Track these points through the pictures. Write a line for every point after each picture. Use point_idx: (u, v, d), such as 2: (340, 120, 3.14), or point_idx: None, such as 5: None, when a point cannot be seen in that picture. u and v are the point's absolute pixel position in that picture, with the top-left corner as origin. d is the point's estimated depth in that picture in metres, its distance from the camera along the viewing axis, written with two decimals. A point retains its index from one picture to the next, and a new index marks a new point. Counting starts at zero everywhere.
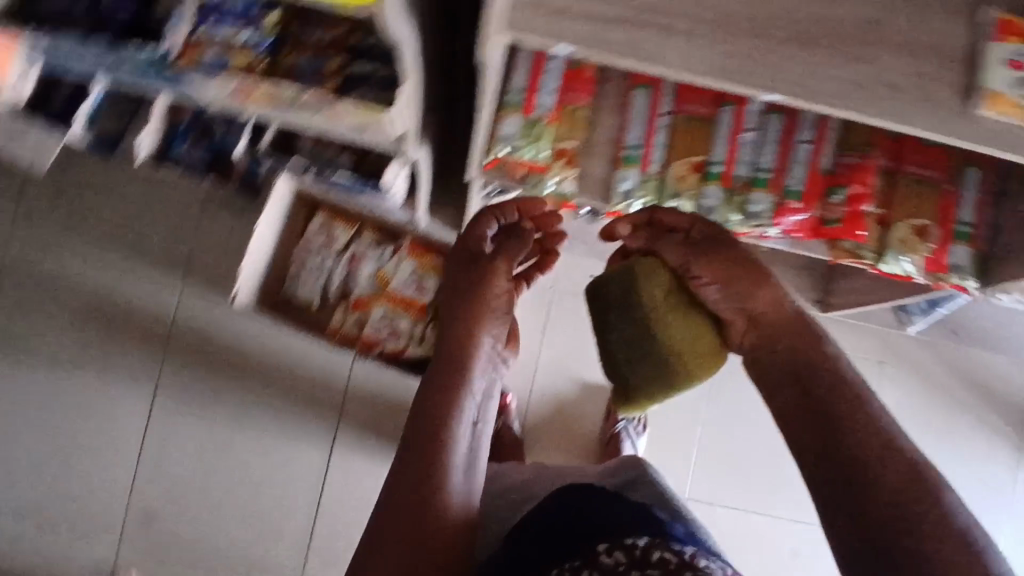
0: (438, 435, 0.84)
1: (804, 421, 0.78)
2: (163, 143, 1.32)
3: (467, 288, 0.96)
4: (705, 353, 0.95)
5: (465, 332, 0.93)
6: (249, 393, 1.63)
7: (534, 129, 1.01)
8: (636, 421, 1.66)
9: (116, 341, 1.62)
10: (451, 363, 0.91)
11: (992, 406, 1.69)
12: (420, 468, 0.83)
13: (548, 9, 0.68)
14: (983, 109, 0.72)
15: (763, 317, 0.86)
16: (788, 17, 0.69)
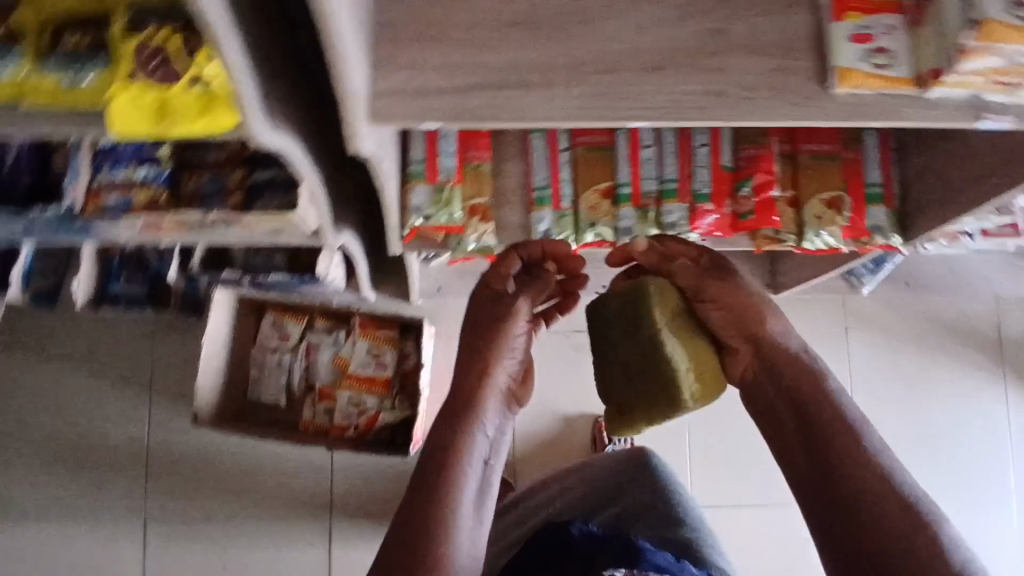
0: (445, 472, 0.87)
1: (805, 444, 0.84)
2: (100, 283, 1.35)
3: (483, 328, 0.99)
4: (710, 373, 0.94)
5: (480, 372, 0.96)
6: (238, 507, 1.59)
7: (443, 195, 1.08)
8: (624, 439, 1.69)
9: (92, 486, 1.58)
10: (467, 402, 0.94)
11: (977, 351, 1.63)
12: (424, 502, 0.85)
13: (411, 96, 0.77)
14: (837, 87, 0.77)
15: (764, 343, 0.91)
16: (633, 51, 0.78)
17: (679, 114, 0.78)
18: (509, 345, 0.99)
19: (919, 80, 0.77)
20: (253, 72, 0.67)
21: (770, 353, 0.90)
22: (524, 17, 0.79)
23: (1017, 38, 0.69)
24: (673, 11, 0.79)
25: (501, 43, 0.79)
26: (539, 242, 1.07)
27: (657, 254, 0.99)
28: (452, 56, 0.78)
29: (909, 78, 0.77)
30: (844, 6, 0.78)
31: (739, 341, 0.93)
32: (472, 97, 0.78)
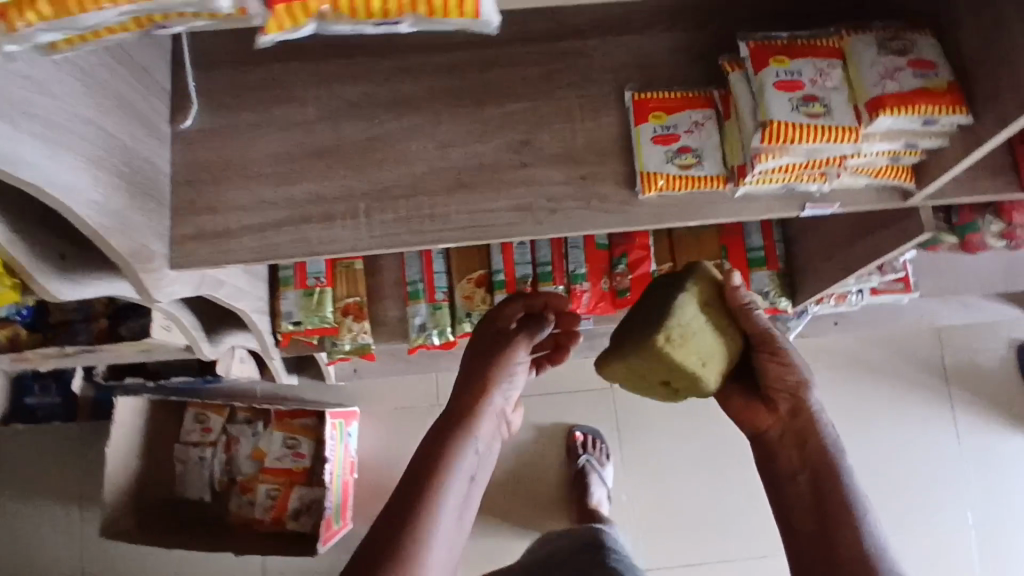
0: (419, 505, 0.60)
1: (804, 533, 0.63)
2: (12, 399, 1.35)
3: (482, 348, 0.74)
4: (704, 355, 0.67)
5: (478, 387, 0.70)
6: None
7: (313, 299, 1.06)
8: (598, 451, 1.48)
9: None
10: (456, 422, 0.68)
11: (938, 382, 1.54)
12: (378, 552, 0.57)
13: (214, 238, 0.77)
14: (642, 192, 0.75)
15: (805, 410, 0.67)
16: (438, 171, 0.77)
17: (485, 232, 0.76)
18: (513, 370, 0.72)
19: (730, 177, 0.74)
20: (31, 240, 0.70)
21: (802, 421, 0.67)
22: (325, 145, 0.78)
23: (803, 138, 0.66)
24: (477, 126, 0.78)
25: (303, 175, 0.77)
26: (546, 295, 0.79)
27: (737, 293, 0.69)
28: (256, 193, 0.77)
29: (720, 175, 0.75)
30: (647, 107, 0.75)
31: (775, 396, 0.68)
32: (277, 233, 0.77)
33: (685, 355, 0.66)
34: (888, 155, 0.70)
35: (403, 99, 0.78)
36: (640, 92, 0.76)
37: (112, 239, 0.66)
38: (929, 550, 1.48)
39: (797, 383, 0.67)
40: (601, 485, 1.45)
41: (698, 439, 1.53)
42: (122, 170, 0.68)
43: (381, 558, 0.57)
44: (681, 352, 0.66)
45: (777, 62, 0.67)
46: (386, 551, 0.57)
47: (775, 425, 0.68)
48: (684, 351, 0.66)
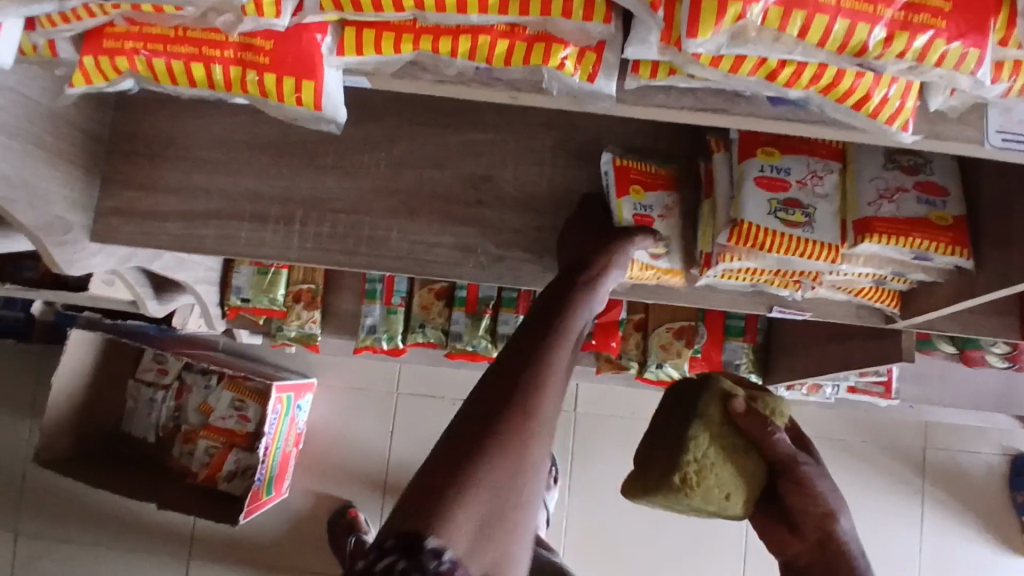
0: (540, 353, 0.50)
1: None
2: None
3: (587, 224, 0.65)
4: (735, 491, 0.50)
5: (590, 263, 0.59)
6: (82, 543, 1.47)
7: (265, 278, 1.01)
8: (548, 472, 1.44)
9: None
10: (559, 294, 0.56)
11: (914, 474, 1.46)
12: (484, 419, 0.46)
13: (140, 217, 0.72)
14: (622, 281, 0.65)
15: (836, 538, 0.53)
16: (386, 190, 0.71)
17: (422, 268, 0.70)
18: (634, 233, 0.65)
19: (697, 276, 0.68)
20: None
21: (834, 553, 0.53)
22: (271, 139, 0.72)
23: (774, 247, 0.58)
24: (435, 151, 0.71)
25: (243, 168, 0.72)
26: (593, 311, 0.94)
27: (760, 424, 0.50)
28: (189, 177, 0.72)
29: (680, 268, 0.67)
30: (626, 178, 0.65)
31: (803, 523, 0.53)
32: (203, 225, 0.71)
33: (709, 495, 0.49)
34: (871, 278, 0.62)
35: (361, 105, 0.71)
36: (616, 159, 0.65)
37: (15, 211, 0.62)
38: None
39: (823, 511, 0.53)
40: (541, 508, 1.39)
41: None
42: (45, 139, 0.63)
43: (496, 414, 0.46)
44: (710, 488, 0.49)
45: (765, 154, 0.59)
46: (490, 427, 0.46)
47: (802, 550, 0.54)
48: (710, 489, 0.49)
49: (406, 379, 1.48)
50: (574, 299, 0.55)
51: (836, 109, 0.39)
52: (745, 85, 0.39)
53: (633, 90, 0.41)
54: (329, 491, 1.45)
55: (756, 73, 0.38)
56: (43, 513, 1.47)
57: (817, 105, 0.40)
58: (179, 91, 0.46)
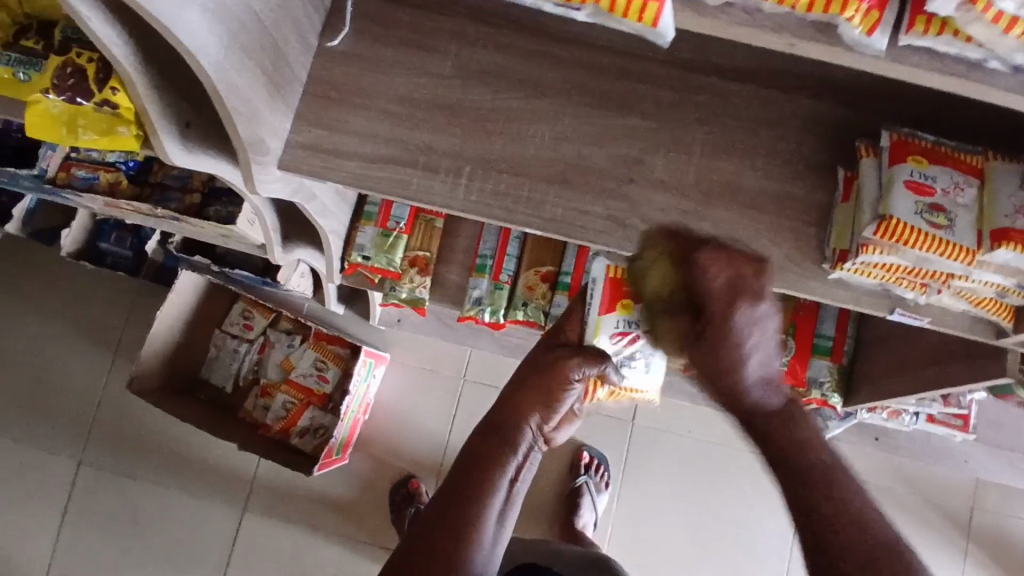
0: (475, 495, 0.66)
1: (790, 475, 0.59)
2: (90, 237, 1.40)
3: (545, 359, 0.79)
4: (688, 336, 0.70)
5: (515, 415, 0.75)
6: (143, 479, 1.52)
7: (387, 240, 1.09)
8: (599, 476, 1.47)
9: (9, 421, 1.54)
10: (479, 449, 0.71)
11: (959, 531, 1.47)
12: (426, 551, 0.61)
13: (324, 153, 0.79)
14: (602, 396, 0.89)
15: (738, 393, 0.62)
16: (546, 159, 0.78)
17: (571, 232, 0.77)
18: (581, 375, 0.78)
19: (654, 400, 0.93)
20: (164, 100, 0.71)
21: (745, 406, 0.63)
22: (450, 101, 0.80)
23: (916, 244, 0.65)
24: (597, 130, 0.78)
25: (420, 122, 0.80)
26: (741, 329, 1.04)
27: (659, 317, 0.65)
28: (372, 124, 0.80)
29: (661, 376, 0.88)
30: (618, 294, 0.82)
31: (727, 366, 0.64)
32: (379, 168, 0.79)
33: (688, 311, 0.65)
34: (995, 289, 0.68)
35: (536, 82, 0.79)
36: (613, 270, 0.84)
37: (237, 124, 0.70)
38: None
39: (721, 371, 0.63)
40: (591, 509, 1.44)
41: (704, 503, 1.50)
42: (266, 65, 0.71)
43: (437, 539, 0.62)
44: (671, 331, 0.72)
45: (914, 161, 0.67)
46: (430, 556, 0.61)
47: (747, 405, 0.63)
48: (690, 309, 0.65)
49: (475, 367, 1.54)
50: (491, 450, 0.71)
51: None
52: (1007, 47, 0.48)
53: (903, 45, 0.51)
54: (389, 463, 1.51)
55: (1021, 36, 0.47)
56: (110, 444, 1.53)
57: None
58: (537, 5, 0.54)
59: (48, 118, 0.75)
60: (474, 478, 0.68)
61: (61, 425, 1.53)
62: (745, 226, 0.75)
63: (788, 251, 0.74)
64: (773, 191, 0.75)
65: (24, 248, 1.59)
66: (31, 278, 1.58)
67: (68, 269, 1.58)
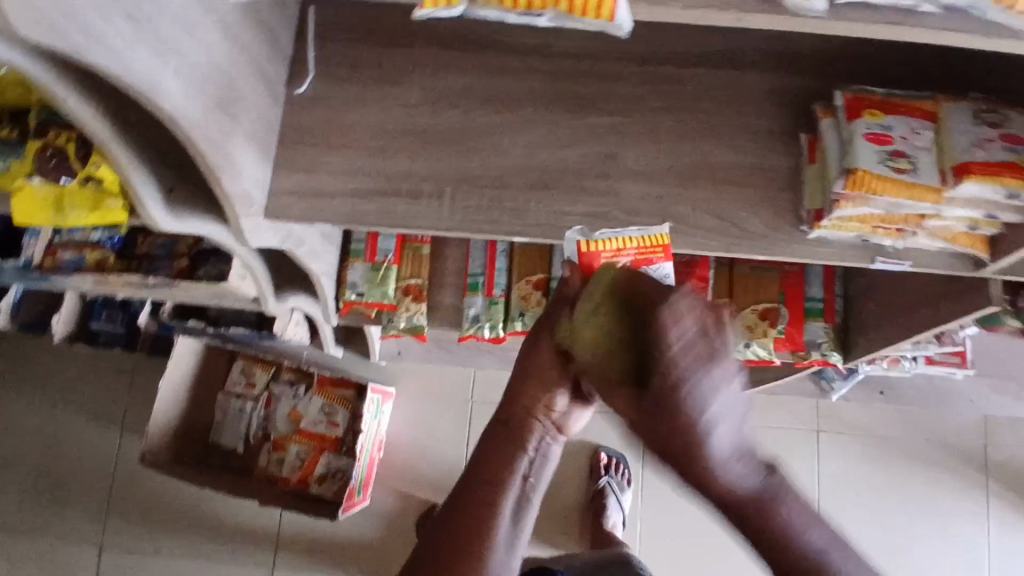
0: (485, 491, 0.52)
1: None
2: (81, 319, 1.41)
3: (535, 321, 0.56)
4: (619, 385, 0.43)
5: (513, 406, 0.54)
6: (167, 553, 1.50)
7: (378, 273, 1.11)
8: (620, 475, 1.48)
9: (22, 516, 1.52)
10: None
11: (976, 471, 1.50)
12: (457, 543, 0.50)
13: (309, 196, 0.82)
14: None
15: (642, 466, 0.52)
16: (524, 168, 0.81)
17: (559, 233, 0.79)
18: None
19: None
20: (148, 168, 0.73)
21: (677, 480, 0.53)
22: (424, 128, 0.83)
23: (886, 191, 0.68)
24: (568, 133, 0.81)
25: (399, 152, 0.82)
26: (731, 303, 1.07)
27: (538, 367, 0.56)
28: (352, 162, 0.82)
29: None
30: None
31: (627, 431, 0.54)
32: (365, 202, 0.82)
33: None
34: (966, 222, 0.72)
35: (503, 97, 0.82)
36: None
37: (223, 178, 0.72)
38: None
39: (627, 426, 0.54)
40: (617, 508, 1.45)
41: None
42: (243, 120, 0.74)
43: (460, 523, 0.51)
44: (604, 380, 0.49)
45: (870, 115, 0.71)
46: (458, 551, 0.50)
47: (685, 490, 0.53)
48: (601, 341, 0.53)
49: (480, 388, 1.55)
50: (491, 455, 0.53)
51: (995, 9, 0.50)
52: None
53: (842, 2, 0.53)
54: (410, 497, 1.51)
55: None
56: (128, 523, 1.51)
57: (981, 9, 0.51)
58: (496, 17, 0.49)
59: (34, 201, 0.76)
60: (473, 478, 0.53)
61: (76, 511, 1.52)
62: (723, 201, 0.78)
63: (767, 218, 0.78)
64: (744, 163, 0.79)
65: (15, 340, 1.58)
66: (27, 369, 1.57)
67: (62, 354, 1.58)
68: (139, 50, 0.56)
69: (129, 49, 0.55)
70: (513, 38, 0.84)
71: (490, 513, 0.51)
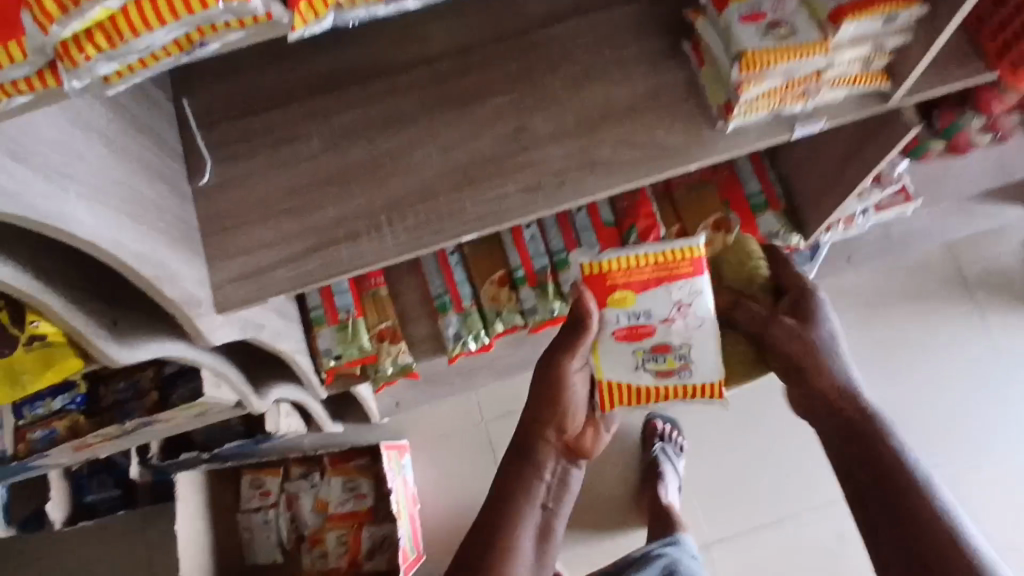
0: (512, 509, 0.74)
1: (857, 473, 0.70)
2: (72, 498, 1.37)
3: (544, 368, 0.79)
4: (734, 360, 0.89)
5: (534, 440, 0.78)
6: None
7: (347, 331, 1.09)
8: (671, 443, 1.49)
9: None
10: (505, 479, 0.77)
11: (956, 296, 1.57)
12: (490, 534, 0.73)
13: (252, 274, 0.80)
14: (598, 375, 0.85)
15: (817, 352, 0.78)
16: (444, 171, 0.81)
17: (502, 218, 0.80)
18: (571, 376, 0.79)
19: (714, 379, 0.84)
20: (85, 307, 0.70)
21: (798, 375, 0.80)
22: (335, 171, 0.82)
23: (775, 60, 0.72)
24: (472, 124, 0.82)
25: (321, 202, 0.82)
26: (681, 226, 1.11)
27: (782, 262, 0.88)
28: (280, 229, 0.82)
29: (703, 388, 0.85)
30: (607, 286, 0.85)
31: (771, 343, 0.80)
32: (309, 260, 0.81)
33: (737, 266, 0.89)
34: (859, 61, 0.76)
35: (398, 115, 0.83)
36: (589, 264, 0.86)
37: (163, 286, 0.70)
38: (988, 446, 1.51)
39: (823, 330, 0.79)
40: (674, 476, 1.45)
41: (739, 425, 1.54)
42: (159, 225, 0.72)
43: (494, 536, 0.72)
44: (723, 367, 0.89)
45: None
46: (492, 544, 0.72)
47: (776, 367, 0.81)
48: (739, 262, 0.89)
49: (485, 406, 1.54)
50: (510, 479, 0.77)
51: None
52: None
53: None
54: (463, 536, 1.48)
55: None
56: None
57: None
58: (366, 12, 0.51)
59: None
60: (505, 491, 0.76)
61: None
62: (638, 129, 0.80)
63: (683, 129, 0.80)
64: (643, 89, 0.81)
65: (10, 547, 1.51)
66: (34, 570, 1.50)
67: (64, 541, 1.50)
68: (32, 181, 0.54)
69: (23, 188, 0.52)
70: (384, 59, 0.85)
71: (511, 524, 0.73)
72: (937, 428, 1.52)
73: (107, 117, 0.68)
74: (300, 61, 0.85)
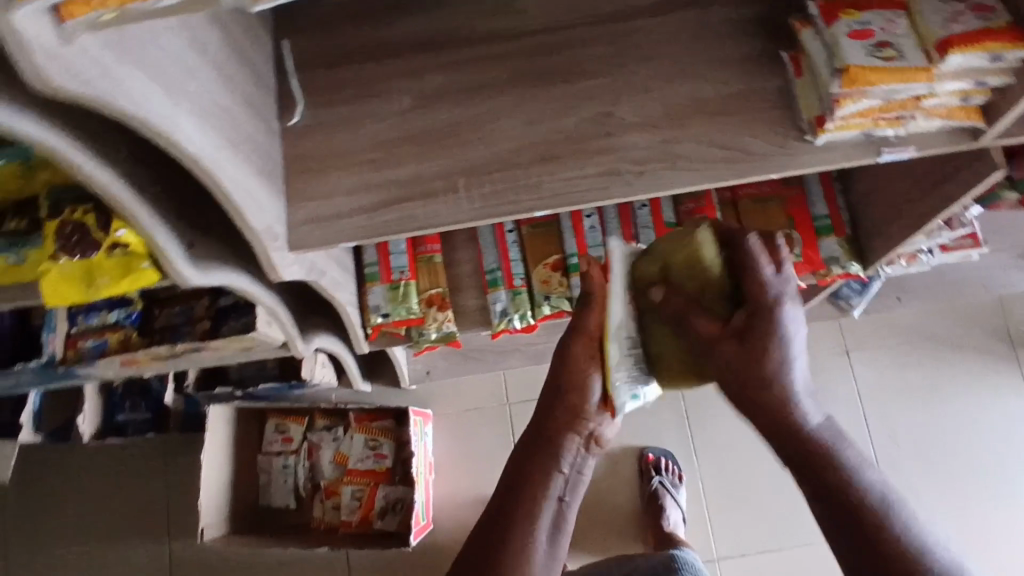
0: (527, 501, 0.68)
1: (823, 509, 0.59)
2: (105, 415, 1.41)
3: (560, 353, 0.71)
4: (681, 368, 0.67)
5: (548, 432, 0.71)
6: None
7: (398, 291, 1.11)
8: (671, 475, 1.48)
9: None
10: (515, 467, 0.70)
11: (1001, 351, 1.54)
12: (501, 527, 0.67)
13: (326, 219, 0.83)
14: None
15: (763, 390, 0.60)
16: (525, 146, 0.82)
17: (576, 199, 0.81)
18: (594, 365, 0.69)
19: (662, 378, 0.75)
20: (170, 225, 0.72)
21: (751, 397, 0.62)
22: (419, 130, 0.84)
23: (877, 80, 0.72)
24: (559, 103, 0.83)
25: (402, 158, 0.84)
26: None
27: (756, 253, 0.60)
28: (359, 178, 0.83)
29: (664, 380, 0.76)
30: None
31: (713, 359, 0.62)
32: (382, 212, 0.83)
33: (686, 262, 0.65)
34: (959, 94, 0.76)
35: (488, 84, 0.84)
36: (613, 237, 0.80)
37: (247, 215, 0.72)
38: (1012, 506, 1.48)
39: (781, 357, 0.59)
40: (676, 507, 1.44)
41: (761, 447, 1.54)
42: (250, 156, 0.74)
43: (505, 530, 0.67)
44: (659, 371, 0.69)
45: (847, 16, 0.75)
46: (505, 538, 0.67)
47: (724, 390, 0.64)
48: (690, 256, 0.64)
49: (512, 389, 1.55)
50: (520, 469, 0.70)
51: None
52: None
53: None
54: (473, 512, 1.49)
55: None
56: None
57: None
58: None
59: (63, 279, 0.78)
60: (519, 481, 0.69)
61: None
62: (724, 131, 0.80)
63: (769, 138, 0.80)
64: (733, 92, 0.81)
65: (41, 454, 1.56)
66: (59, 478, 1.55)
67: (91, 456, 1.55)
68: (150, 93, 0.56)
69: (142, 99, 0.55)
70: (481, 27, 0.86)
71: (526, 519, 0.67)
72: (962, 481, 1.50)
73: (217, 45, 0.70)
74: (400, 19, 0.87)
